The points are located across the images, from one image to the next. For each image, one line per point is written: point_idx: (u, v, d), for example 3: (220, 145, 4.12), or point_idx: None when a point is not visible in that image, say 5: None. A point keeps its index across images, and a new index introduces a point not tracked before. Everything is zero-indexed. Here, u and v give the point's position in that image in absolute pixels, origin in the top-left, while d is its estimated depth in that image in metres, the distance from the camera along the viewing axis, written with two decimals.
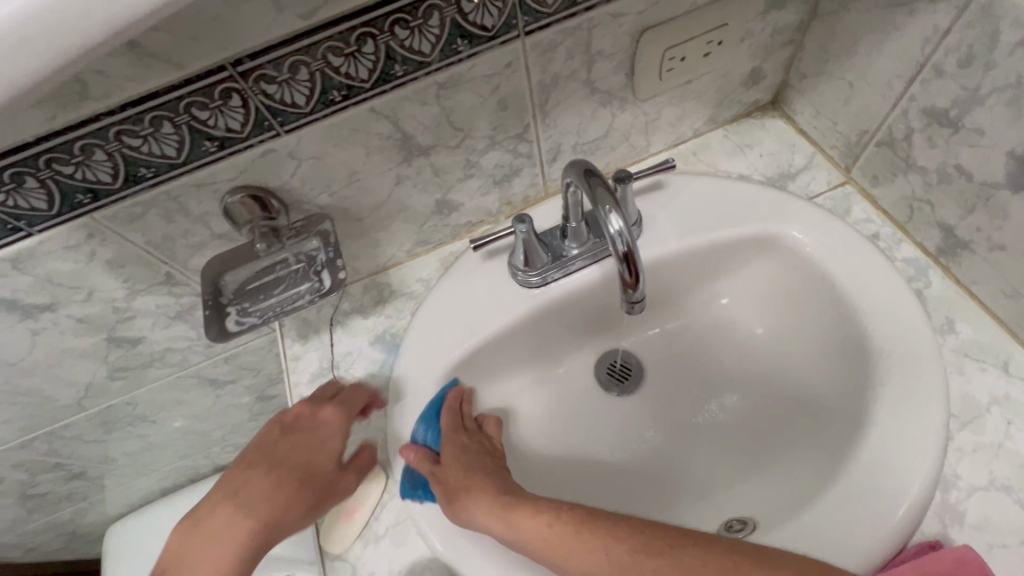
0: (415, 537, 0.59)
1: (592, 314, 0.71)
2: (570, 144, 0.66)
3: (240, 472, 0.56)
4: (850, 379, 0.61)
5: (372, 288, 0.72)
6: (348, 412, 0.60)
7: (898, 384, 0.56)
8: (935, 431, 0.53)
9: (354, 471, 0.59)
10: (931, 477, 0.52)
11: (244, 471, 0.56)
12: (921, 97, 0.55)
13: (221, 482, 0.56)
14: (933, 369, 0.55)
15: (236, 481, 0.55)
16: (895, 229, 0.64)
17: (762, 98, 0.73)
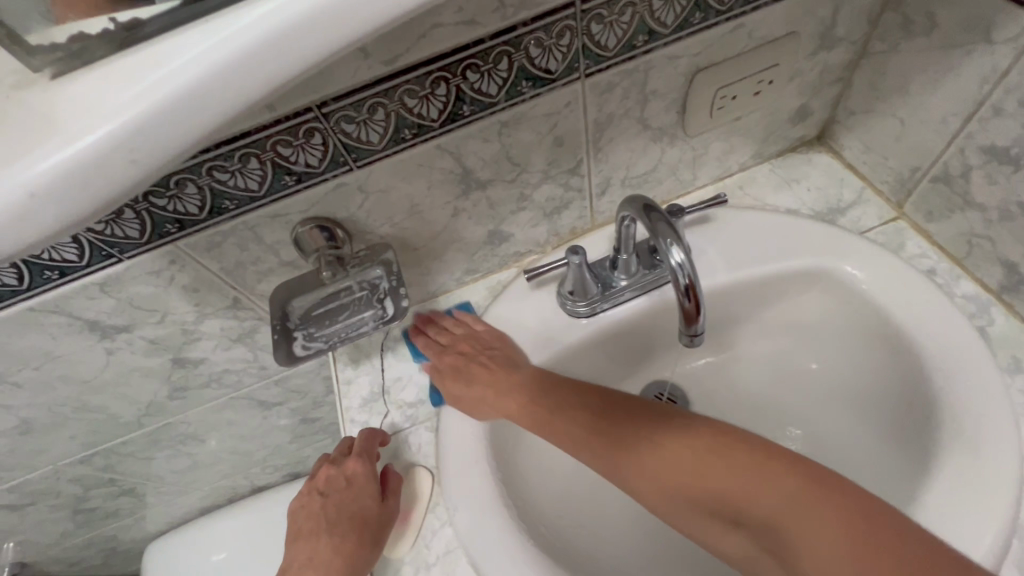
0: (465, 567, 0.59)
1: (639, 345, 0.71)
2: (619, 178, 0.68)
3: (310, 539, 0.63)
4: (907, 424, 0.60)
5: (421, 315, 0.74)
6: (364, 458, 0.63)
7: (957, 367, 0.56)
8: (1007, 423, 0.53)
9: (392, 496, 0.61)
10: (1003, 534, 0.49)
11: (312, 538, 0.63)
12: (979, 135, 0.55)
13: (301, 554, 0.63)
14: (1006, 422, 0.53)
15: (305, 546, 0.63)
16: (952, 264, 0.63)
17: (808, 134, 0.74)
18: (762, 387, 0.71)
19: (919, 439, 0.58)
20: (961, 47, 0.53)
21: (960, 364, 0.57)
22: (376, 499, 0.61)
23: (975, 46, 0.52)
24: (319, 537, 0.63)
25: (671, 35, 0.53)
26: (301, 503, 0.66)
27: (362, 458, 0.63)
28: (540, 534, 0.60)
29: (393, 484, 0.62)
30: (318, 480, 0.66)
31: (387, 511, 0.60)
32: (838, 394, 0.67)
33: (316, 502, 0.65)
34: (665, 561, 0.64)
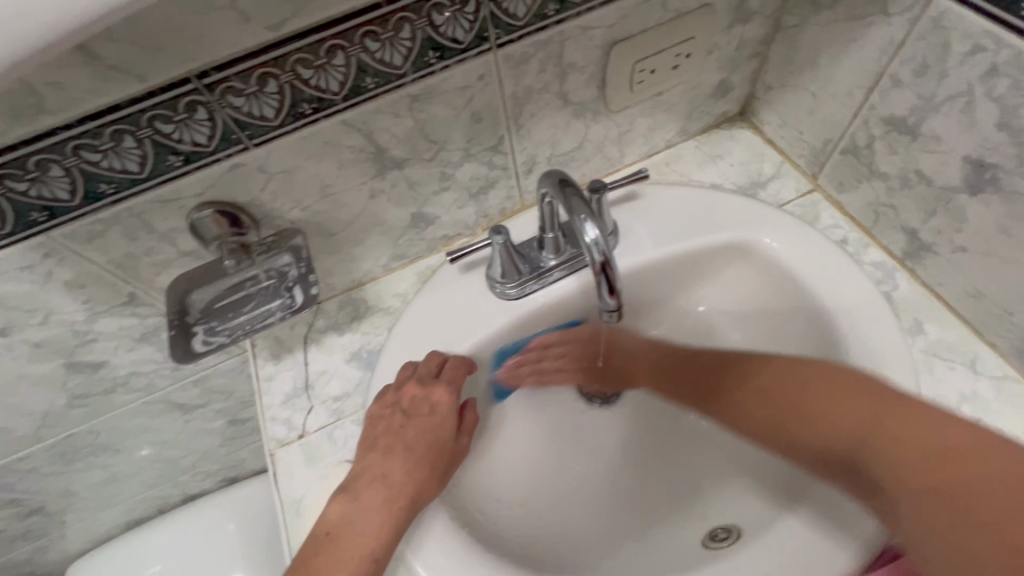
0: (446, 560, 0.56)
1: (570, 327, 0.71)
2: (545, 156, 0.67)
3: (376, 457, 0.58)
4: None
5: (347, 304, 0.71)
6: (458, 393, 0.61)
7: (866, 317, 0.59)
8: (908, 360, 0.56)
9: (466, 434, 0.63)
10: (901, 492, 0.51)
11: (377, 456, 0.58)
12: (880, 107, 0.57)
13: (362, 466, 0.58)
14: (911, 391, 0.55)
15: (376, 461, 0.58)
16: (862, 233, 0.66)
17: (731, 110, 0.75)
18: None
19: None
20: (862, 19, 0.54)
21: (868, 338, 0.58)
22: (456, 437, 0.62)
23: (874, 18, 0.53)
24: (390, 459, 0.58)
25: (582, 5, 0.52)
26: (369, 419, 0.61)
27: (450, 386, 0.61)
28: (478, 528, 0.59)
29: (469, 422, 0.64)
30: (402, 395, 0.61)
31: (463, 450, 0.62)
32: None
33: (390, 418, 0.60)
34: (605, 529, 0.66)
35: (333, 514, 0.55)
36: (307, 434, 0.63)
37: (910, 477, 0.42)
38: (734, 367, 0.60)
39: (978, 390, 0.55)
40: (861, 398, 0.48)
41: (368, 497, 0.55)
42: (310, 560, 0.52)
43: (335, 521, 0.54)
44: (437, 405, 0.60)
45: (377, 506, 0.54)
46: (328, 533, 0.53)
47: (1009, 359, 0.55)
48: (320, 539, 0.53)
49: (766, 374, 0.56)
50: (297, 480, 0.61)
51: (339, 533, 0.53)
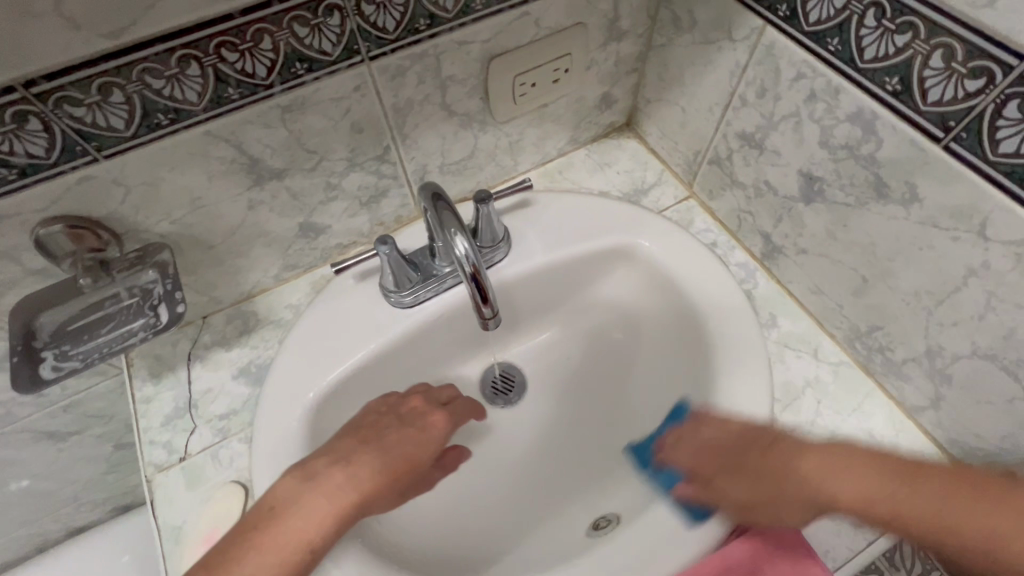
0: None
1: (466, 333, 0.72)
2: (436, 165, 0.68)
3: (349, 443, 0.55)
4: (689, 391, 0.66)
5: (235, 318, 0.69)
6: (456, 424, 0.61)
7: (730, 318, 0.64)
8: (762, 355, 0.62)
9: (440, 469, 0.62)
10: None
11: (351, 443, 0.55)
12: (734, 123, 0.63)
13: (327, 448, 0.54)
14: (764, 379, 0.60)
15: (351, 447, 0.54)
16: (729, 236, 0.72)
17: (617, 120, 0.80)
18: (584, 364, 0.75)
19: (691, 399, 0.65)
20: (715, 43, 0.60)
21: (731, 334, 0.63)
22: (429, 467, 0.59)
23: (723, 43, 0.59)
24: (361, 454, 0.54)
25: (454, 20, 0.53)
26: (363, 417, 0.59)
27: (454, 414, 0.62)
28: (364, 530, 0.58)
29: (451, 464, 0.62)
30: (404, 401, 0.60)
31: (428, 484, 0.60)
32: (641, 364, 0.73)
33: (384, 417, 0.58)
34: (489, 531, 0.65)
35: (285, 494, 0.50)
36: (188, 456, 0.60)
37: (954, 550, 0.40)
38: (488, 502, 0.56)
39: (820, 375, 0.62)
40: (901, 478, 0.43)
41: (333, 476, 0.51)
42: (250, 531, 0.47)
43: (280, 495, 0.50)
44: (431, 425, 0.59)
45: (336, 488, 0.51)
46: (278, 507, 0.49)
47: (843, 347, 0.63)
48: (264, 514, 0.48)
49: (744, 481, 0.50)
50: (175, 505, 0.58)
51: (285, 512, 0.48)
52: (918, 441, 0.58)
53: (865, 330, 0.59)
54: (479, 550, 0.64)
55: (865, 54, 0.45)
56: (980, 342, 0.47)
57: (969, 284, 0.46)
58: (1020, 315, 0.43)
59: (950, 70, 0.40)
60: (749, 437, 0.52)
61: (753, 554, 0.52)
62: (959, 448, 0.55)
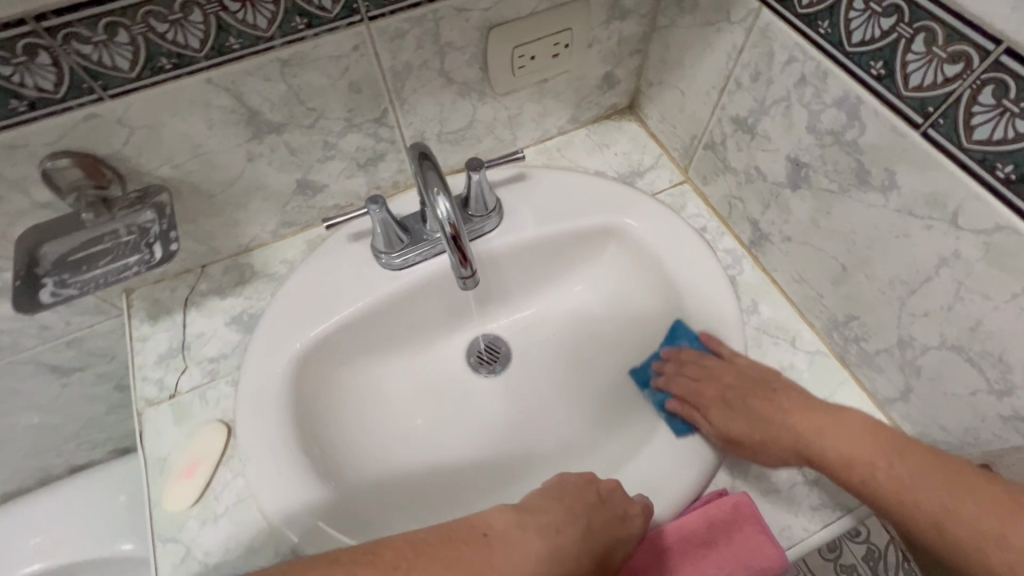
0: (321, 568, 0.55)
1: (452, 300, 0.73)
2: (434, 133, 0.69)
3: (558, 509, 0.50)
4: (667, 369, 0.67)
5: (233, 269, 0.71)
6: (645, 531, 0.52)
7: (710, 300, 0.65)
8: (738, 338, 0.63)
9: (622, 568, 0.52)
10: (715, 454, 0.57)
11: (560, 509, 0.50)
12: (730, 107, 0.63)
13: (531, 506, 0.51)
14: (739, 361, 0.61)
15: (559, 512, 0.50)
16: (720, 223, 0.72)
17: (620, 102, 0.80)
18: (567, 339, 0.76)
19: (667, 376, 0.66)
20: (714, 26, 0.60)
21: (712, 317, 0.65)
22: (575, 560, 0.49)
23: (722, 25, 0.59)
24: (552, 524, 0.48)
25: None
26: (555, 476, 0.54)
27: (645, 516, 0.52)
28: (329, 479, 0.60)
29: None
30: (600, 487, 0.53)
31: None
32: (624, 342, 0.73)
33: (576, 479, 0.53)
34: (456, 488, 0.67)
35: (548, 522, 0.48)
36: (178, 394, 0.63)
37: (914, 513, 0.46)
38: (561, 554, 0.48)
39: (795, 363, 0.62)
40: (894, 446, 0.49)
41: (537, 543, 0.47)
42: (455, 543, 0.44)
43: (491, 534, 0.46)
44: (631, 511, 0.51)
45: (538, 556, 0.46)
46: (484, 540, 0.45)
47: (822, 336, 0.63)
48: (475, 538, 0.45)
49: (747, 417, 0.57)
50: (162, 437, 0.61)
51: (499, 546, 0.45)
52: None
53: (842, 320, 0.59)
54: (444, 507, 0.66)
55: (854, 37, 0.45)
56: (948, 333, 0.48)
57: (941, 274, 0.46)
58: (987, 305, 0.43)
59: (931, 55, 0.40)
60: (757, 379, 0.59)
61: (708, 525, 0.53)
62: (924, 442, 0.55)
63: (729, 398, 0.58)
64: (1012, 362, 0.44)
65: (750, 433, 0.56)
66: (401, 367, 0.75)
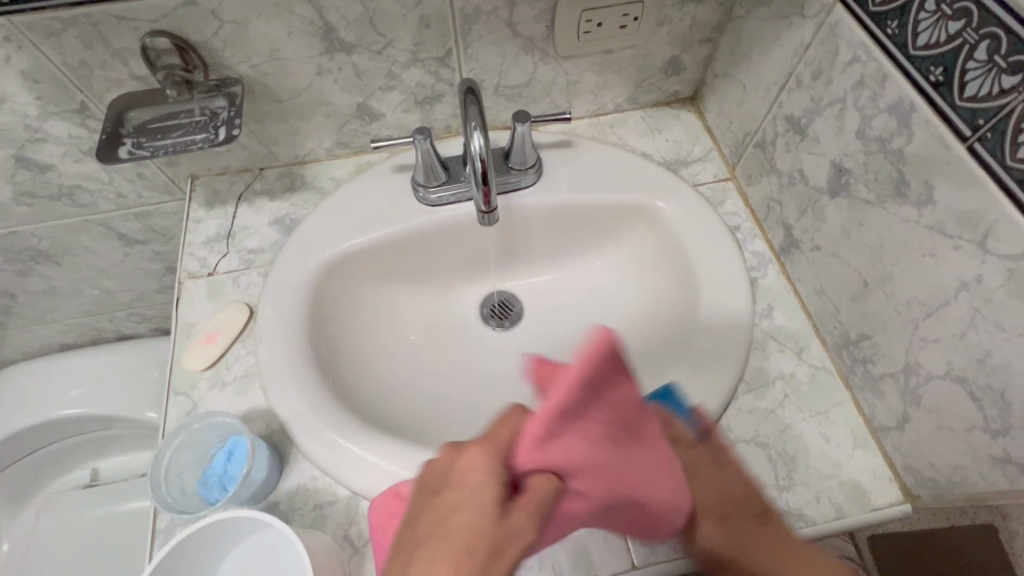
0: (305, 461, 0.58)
1: (477, 248, 0.76)
2: (492, 83, 0.72)
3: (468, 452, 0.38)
4: (666, 353, 0.67)
5: (286, 177, 0.77)
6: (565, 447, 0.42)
7: (724, 292, 0.64)
8: (743, 335, 0.62)
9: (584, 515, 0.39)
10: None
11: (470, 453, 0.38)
12: (786, 105, 0.62)
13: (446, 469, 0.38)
14: (740, 357, 0.61)
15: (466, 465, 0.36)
16: (755, 224, 0.71)
17: (682, 91, 0.80)
18: (579, 309, 0.78)
19: (664, 360, 0.67)
20: (786, 19, 0.59)
21: (720, 309, 0.64)
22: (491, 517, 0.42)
23: (793, 20, 0.58)
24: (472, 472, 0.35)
25: None
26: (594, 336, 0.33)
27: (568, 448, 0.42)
28: (331, 372, 0.65)
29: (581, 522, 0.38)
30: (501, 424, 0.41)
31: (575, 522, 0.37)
32: (632, 323, 0.74)
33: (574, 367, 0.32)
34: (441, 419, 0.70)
35: (459, 504, 0.33)
36: (215, 274, 0.70)
37: None
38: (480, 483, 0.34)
39: (796, 373, 0.61)
40: None
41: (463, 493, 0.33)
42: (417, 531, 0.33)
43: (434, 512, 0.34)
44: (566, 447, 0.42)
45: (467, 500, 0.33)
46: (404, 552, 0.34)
47: (831, 354, 0.62)
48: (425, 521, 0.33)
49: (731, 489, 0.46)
50: (194, 306, 0.68)
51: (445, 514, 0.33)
52: (875, 460, 0.56)
53: (854, 339, 0.58)
54: (428, 424, 0.68)
55: (918, 40, 0.44)
56: (955, 362, 0.46)
57: (959, 298, 0.44)
58: (998, 335, 0.42)
59: (992, 64, 0.39)
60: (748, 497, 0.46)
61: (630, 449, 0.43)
62: (911, 474, 0.53)
63: (734, 519, 0.45)
64: (1013, 400, 0.42)
65: (740, 550, 0.45)
66: (418, 301, 0.79)
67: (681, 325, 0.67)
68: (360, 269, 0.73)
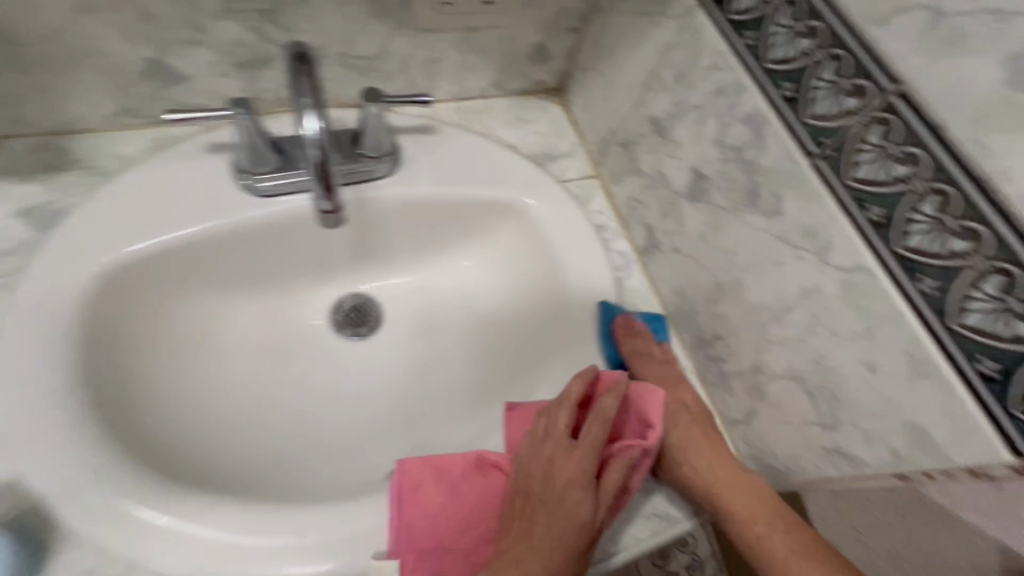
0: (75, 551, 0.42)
1: (323, 245, 0.64)
2: (336, 50, 0.60)
3: (559, 461, 0.50)
4: (536, 360, 0.63)
5: (42, 149, 0.57)
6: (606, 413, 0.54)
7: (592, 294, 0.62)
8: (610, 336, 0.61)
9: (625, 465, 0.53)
10: None
11: (561, 462, 0.49)
12: (649, 105, 0.61)
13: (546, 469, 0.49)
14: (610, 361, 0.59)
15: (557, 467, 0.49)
16: (619, 223, 0.71)
17: (548, 81, 0.76)
18: (446, 316, 0.70)
19: (535, 369, 0.63)
20: (648, 18, 0.58)
21: (587, 311, 0.62)
22: (467, 478, 0.51)
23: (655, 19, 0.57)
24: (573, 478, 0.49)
25: None
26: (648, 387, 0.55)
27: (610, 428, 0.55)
28: (121, 419, 0.50)
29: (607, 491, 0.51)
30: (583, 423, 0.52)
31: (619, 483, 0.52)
32: (502, 327, 0.68)
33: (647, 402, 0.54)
34: (281, 456, 0.58)
35: (577, 465, 0.49)
36: None
37: None
38: (583, 484, 0.48)
39: None
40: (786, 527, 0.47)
41: (564, 502, 0.48)
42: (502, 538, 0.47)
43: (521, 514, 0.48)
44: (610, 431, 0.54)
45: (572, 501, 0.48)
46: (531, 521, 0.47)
47: (688, 353, 0.64)
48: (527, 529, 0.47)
49: (684, 431, 0.55)
50: None
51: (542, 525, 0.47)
52: None
53: (708, 339, 0.60)
54: (261, 467, 0.57)
55: (773, 53, 0.46)
56: (796, 363, 0.49)
57: (801, 304, 0.47)
58: (833, 340, 0.45)
59: (836, 84, 0.41)
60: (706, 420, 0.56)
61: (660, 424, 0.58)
62: (756, 463, 0.57)
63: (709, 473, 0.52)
64: (842, 397, 0.45)
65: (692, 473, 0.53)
66: (250, 314, 0.65)
67: (551, 329, 0.64)
68: (164, 277, 0.57)
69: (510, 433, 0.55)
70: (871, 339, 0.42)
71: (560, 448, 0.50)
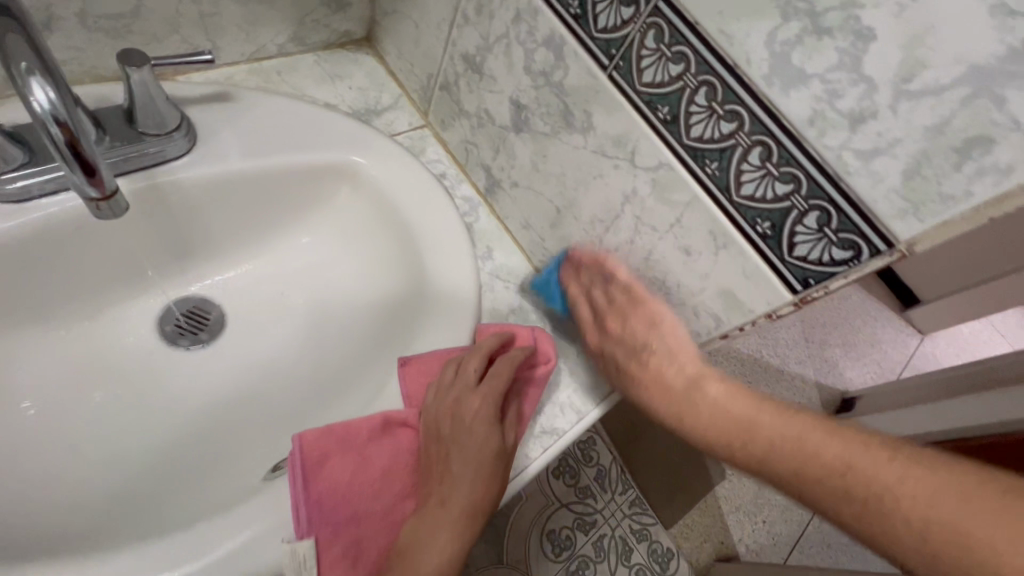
0: None
1: (123, 249, 0.55)
2: (72, 10, 0.50)
3: (460, 405, 0.49)
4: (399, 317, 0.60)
5: None
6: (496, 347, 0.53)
7: (441, 237, 0.61)
8: (469, 276, 0.59)
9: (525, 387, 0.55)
10: None
11: (462, 406, 0.49)
12: (459, 43, 0.60)
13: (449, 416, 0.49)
14: (473, 299, 0.59)
15: (460, 411, 0.49)
16: (458, 169, 0.70)
17: (354, 31, 0.71)
18: (296, 297, 0.65)
19: (400, 327, 0.60)
20: None
21: (438, 256, 0.60)
22: (375, 442, 0.49)
23: None
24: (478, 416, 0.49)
25: None
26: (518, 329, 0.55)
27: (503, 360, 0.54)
28: None
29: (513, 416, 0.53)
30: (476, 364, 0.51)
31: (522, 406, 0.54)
32: (359, 294, 0.64)
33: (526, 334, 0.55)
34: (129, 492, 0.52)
35: (478, 405, 0.49)
36: None
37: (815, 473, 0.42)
38: (488, 420, 0.49)
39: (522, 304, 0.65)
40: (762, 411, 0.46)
41: (474, 440, 0.48)
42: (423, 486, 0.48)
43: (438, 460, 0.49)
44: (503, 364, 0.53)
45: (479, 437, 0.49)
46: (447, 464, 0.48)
47: None
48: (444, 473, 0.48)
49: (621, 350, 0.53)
50: None
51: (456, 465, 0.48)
52: None
53: None
54: (101, 513, 0.50)
55: None
56: (632, 264, 0.54)
57: (625, 209, 0.52)
58: (654, 234, 0.50)
59: None
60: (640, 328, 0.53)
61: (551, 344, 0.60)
62: None
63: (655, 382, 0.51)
64: (670, 283, 0.51)
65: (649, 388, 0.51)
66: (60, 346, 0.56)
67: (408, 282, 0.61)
68: None
69: (407, 388, 0.51)
70: (681, 226, 0.47)
71: (456, 396, 0.50)
